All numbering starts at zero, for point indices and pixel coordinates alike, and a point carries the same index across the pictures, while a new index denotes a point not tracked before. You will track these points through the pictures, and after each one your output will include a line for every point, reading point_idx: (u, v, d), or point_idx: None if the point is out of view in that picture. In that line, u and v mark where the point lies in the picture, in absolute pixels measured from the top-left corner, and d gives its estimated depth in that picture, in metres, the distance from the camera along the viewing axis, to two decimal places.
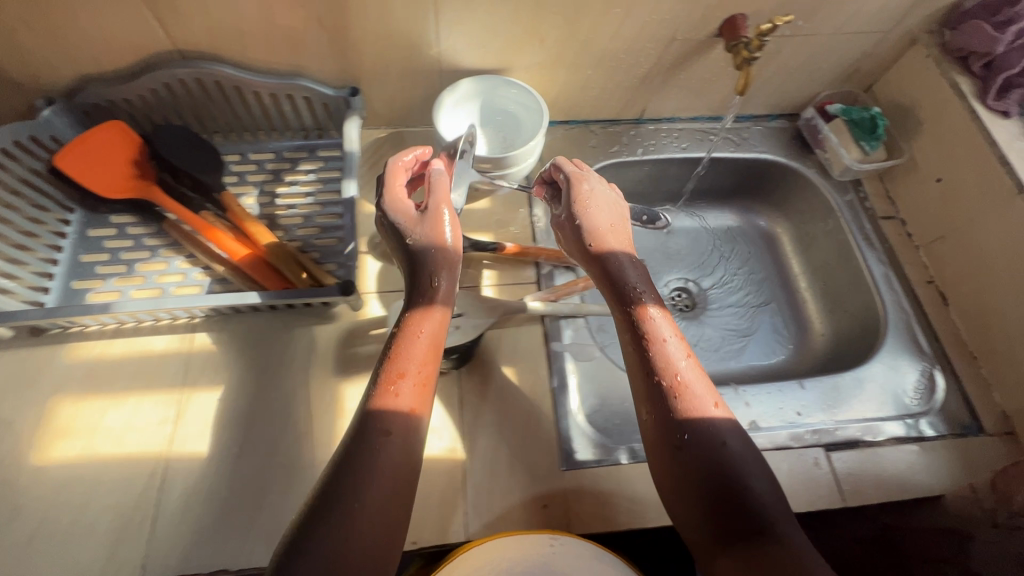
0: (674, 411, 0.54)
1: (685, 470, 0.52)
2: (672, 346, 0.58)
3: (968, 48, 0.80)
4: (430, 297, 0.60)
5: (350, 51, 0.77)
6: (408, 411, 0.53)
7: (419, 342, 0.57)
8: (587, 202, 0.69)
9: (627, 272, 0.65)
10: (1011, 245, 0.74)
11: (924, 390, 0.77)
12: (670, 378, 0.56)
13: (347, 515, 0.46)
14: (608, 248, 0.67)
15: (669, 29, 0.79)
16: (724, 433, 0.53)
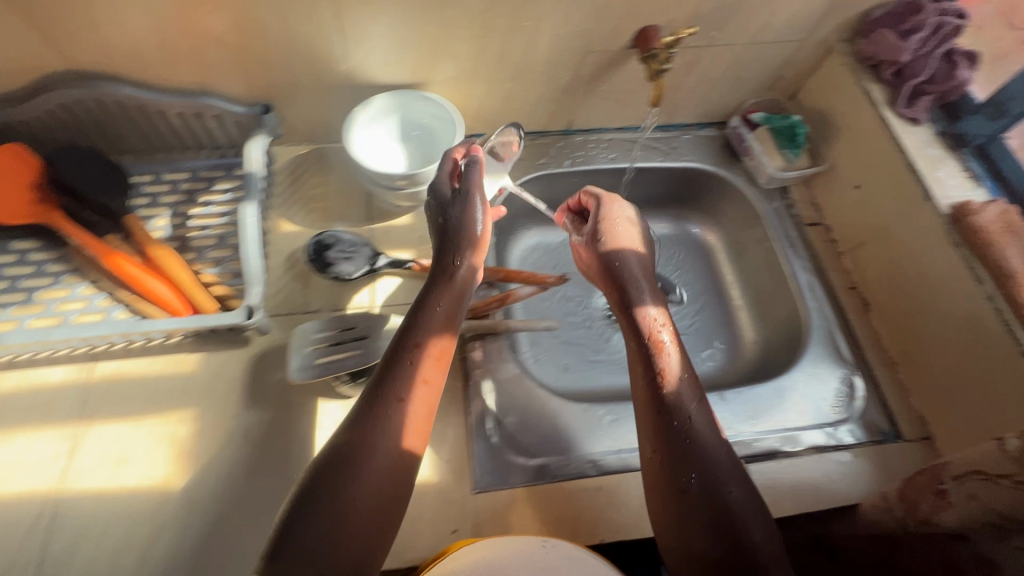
0: (680, 436, 0.60)
1: (680, 501, 0.58)
2: (683, 380, 0.63)
3: (878, 56, 0.81)
4: (453, 308, 0.63)
5: (256, 67, 0.75)
6: (413, 430, 0.56)
7: (430, 353, 0.60)
8: (619, 226, 0.77)
9: (644, 295, 0.72)
10: (921, 252, 0.75)
11: (844, 398, 0.78)
12: (682, 408, 0.61)
13: (344, 512, 0.50)
14: (630, 274, 0.73)
15: (583, 41, 0.79)
16: (723, 466, 0.59)
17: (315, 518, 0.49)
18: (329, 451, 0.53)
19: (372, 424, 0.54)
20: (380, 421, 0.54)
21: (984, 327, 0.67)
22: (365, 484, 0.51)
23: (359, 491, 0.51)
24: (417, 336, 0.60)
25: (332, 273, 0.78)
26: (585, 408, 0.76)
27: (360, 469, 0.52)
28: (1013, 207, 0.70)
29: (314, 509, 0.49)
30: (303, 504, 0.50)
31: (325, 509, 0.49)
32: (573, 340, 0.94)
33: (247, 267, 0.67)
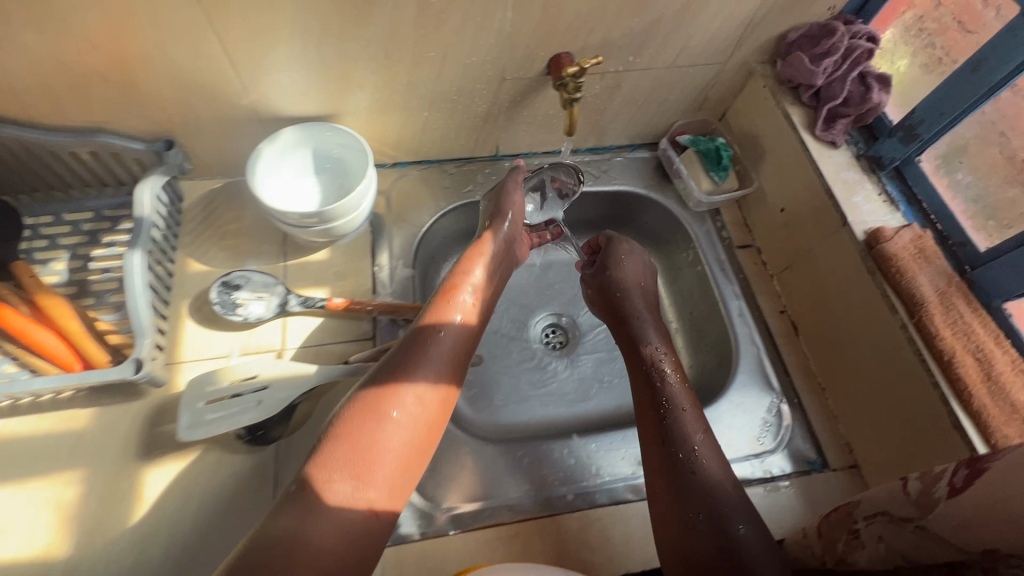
0: (684, 455, 0.62)
1: (684, 532, 0.58)
2: (682, 406, 0.67)
3: (795, 80, 0.80)
4: (471, 322, 0.65)
5: (150, 103, 0.71)
6: (427, 433, 0.56)
7: (449, 360, 0.61)
8: (621, 259, 0.83)
9: (647, 328, 0.77)
10: (841, 278, 0.74)
11: (771, 426, 0.76)
12: (682, 428, 0.64)
13: (352, 504, 0.50)
14: (636, 305, 0.80)
15: (496, 69, 0.76)
16: (726, 491, 0.59)
17: (322, 501, 0.49)
18: (338, 434, 0.53)
19: (384, 413, 0.54)
20: (392, 414, 0.54)
21: (900, 357, 0.66)
22: (374, 479, 0.51)
23: (368, 484, 0.51)
24: (439, 338, 0.61)
25: (241, 315, 0.75)
26: (504, 448, 0.73)
27: (370, 462, 0.52)
28: (926, 233, 0.69)
29: (322, 494, 0.49)
30: (310, 483, 0.50)
31: (334, 495, 0.49)
32: (507, 371, 0.92)
33: (133, 320, 0.63)
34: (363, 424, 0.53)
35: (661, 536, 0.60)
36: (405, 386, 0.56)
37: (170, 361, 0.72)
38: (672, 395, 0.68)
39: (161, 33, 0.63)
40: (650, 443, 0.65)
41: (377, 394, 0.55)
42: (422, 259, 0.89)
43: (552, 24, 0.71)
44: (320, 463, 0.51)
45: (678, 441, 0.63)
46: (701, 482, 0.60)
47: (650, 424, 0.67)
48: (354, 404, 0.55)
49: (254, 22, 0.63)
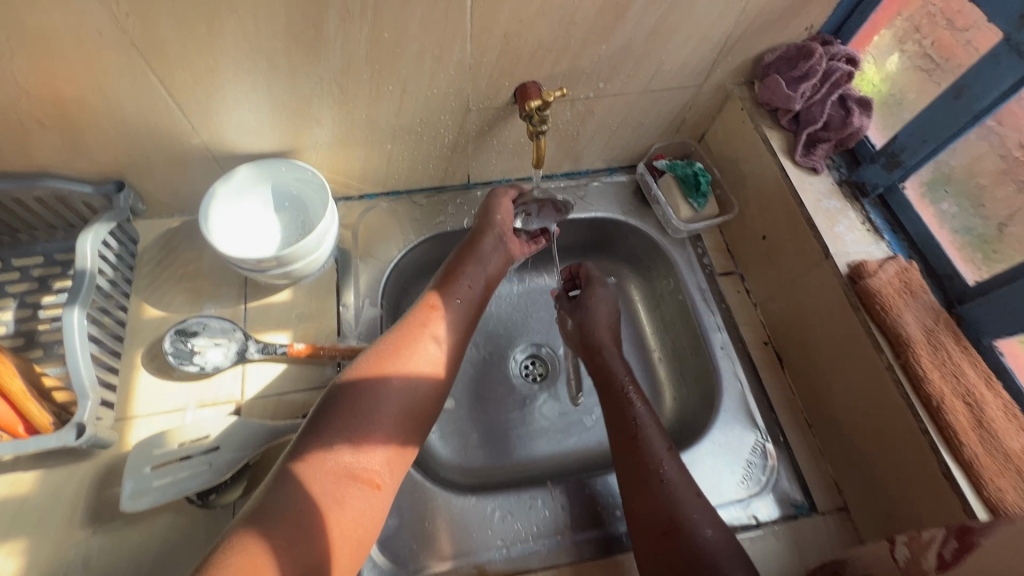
0: (652, 462, 0.65)
1: (658, 538, 0.60)
2: (649, 423, 0.69)
3: (773, 103, 0.77)
4: (469, 311, 0.67)
5: (94, 145, 0.68)
6: (422, 412, 0.58)
7: (446, 344, 0.62)
8: (593, 307, 0.82)
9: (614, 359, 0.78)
10: (825, 312, 0.71)
11: (757, 467, 0.72)
12: (646, 440, 0.67)
13: (350, 472, 0.51)
14: (603, 338, 0.79)
15: (459, 100, 0.73)
16: (689, 503, 0.61)
17: (321, 470, 0.50)
18: (338, 404, 0.54)
19: (383, 388, 0.55)
20: (389, 387, 0.56)
21: (877, 388, 0.64)
22: (372, 448, 0.53)
23: (366, 454, 0.52)
24: (437, 323, 0.63)
25: (196, 365, 0.71)
26: (473, 500, 0.69)
27: (367, 432, 0.53)
28: (912, 264, 0.66)
29: (322, 461, 0.50)
30: (310, 445, 0.51)
31: (333, 464, 0.50)
32: (483, 408, 0.88)
33: (74, 381, 0.59)
34: (362, 394, 0.54)
35: (635, 518, 0.62)
36: (405, 364, 0.58)
37: (120, 417, 0.68)
38: (638, 416, 0.70)
39: (96, 76, 0.59)
40: (622, 438, 0.69)
41: (378, 364, 0.57)
42: (390, 296, 0.85)
43: (515, 53, 0.68)
44: (320, 427, 0.52)
45: (646, 450, 0.66)
46: (671, 496, 0.62)
47: (622, 421, 0.70)
48: (353, 373, 0.56)
49: (195, 62, 0.60)
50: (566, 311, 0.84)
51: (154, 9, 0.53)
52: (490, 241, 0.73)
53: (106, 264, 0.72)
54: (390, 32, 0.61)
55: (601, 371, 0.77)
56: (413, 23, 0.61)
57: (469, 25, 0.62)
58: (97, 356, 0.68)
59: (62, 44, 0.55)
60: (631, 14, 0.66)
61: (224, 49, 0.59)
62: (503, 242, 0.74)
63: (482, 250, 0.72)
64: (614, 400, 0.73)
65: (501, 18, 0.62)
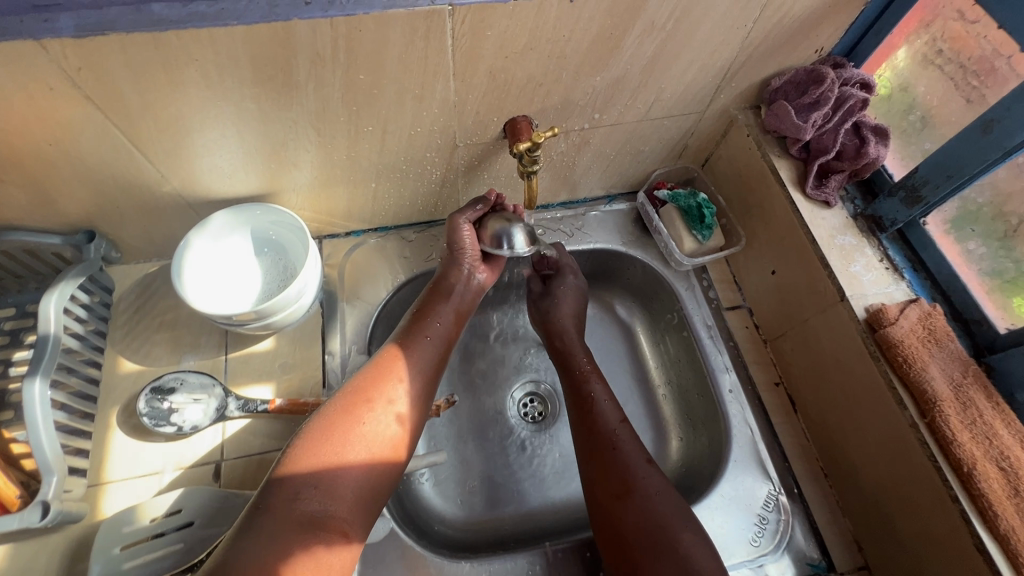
0: (606, 432, 0.66)
1: (610, 506, 0.61)
2: (603, 394, 0.71)
3: (781, 131, 0.72)
4: (440, 345, 0.66)
5: (57, 195, 0.63)
6: (392, 457, 0.56)
7: (414, 388, 0.60)
8: (557, 296, 0.82)
9: (574, 344, 0.79)
10: (842, 357, 0.65)
11: (771, 522, 0.67)
12: (598, 411, 0.69)
13: (315, 521, 0.49)
14: (569, 329, 0.80)
15: (445, 137, 0.68)
16: (638, 465, 0.63)
17: (285, 518, 0.48)
18: (304, 452, 0.52)
19: (351, 435, 0.54)
20: (358, 436, 0.54)
21: (881, 415, 0.61)
22: (339, 497, 0.51)
23: (333, 504, 0.51)
24: (407, 361, 0.62)
25: (174, 425, 0.68)
26: (466, 566, 0.65)
27: (334, 483, 0.52)
28: (936, 307, 0.61)
29: (287, 512, 0.49)
30: (274, 496, 0.50)
31: (298, 513, 0.49)
32: (478, 452, 0.83)
33: (36, 457, 0.57)
34: (329, 442, 0.53)
35: (591, 482, 0.64)
36: (371, 414, 0.56)
37: (92, 484, 0.65)
38: (592, 391, 0.72)
39: (52, 131, 0.55)
40: (581, 417, 0.69)
41: (346, 410, 0.56)
42: (380, 339, 0.81)
43: (502, 88, 0.63)
44: (286, 476, 0.51)
45: (601, 422, 0.68)
46: (623, 462, 0.63)
47: (578, 396, 0.72)
48: (321, 418, 0.55)
49: (157, 112, 0.56)
50: (534, 297, 0.84)
51: (105, 61, 0.49)
52: (462, 265, 0.71)
53: (74, 321, 0.68)
54: (366, 74, 0.57)
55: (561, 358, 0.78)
56: (390, 64, 0.56)
57: (451, 63, 0.58)
58: (62, 423, 0.64)
59: (9, 100, 0.50)
60: (626, 44, 0.61)
61: (186, 98, 0.55)
62: (473, 278, 0.72)
63: (452, 278, 0.70)
64: (574, 379, 0.74)
65: (486, 55, 0.58)
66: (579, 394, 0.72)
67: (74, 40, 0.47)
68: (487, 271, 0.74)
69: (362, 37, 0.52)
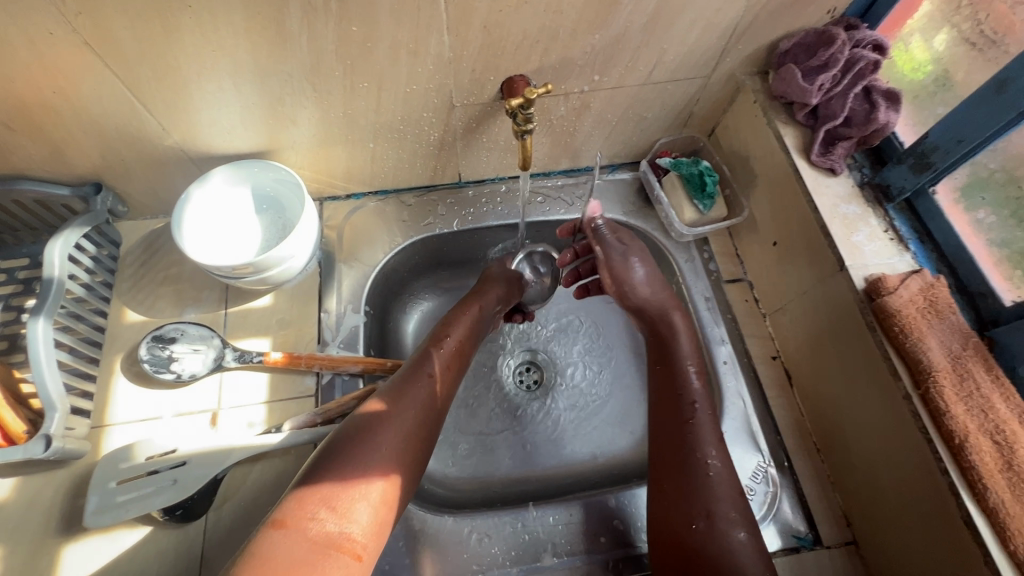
0: (693, 453, 0.60)
1: (686, 537, 0.55)
2: (704, 409, 0.63)
3: (788, 96, 0.69)
4: (451, 366, 0.66)
5: (63, 146, 0.65)
6: (405, 477, 0.56)
7: (424, 402, 0.60)
8: (634, 259, 0.75)
9: (681, 335, 0.70)
10: (839, 331, 0.64)
11: (759, 493, 0.66)
12: (696, 431, 0.61)
13: (331, 541, 0.48)
14: (667, 315, 0.72)
15: (441, 96, 0.68)
16: (724, 501, 0.56)
17: (297, 538, 0.47)
18: (320, 470, 0.51)
19: (366, 453, 0.53)
20: (372, 454, 0.54)
21: (878, 385, 0.59)
22: (355, 516, 0.50)
23: (349, 522, 0.49)
24: (418, 375, 0.62)
25: (173, 373, 0.70)
26: (449, 520, 0.66)
27: (352, 502, 0.50)
28: (940, 279, 0.59)
29: (301, 530, 0.47)
30: (290, 514, 0.48)
31: (313, 533, 0.47)
32: (471, 416, 0.84)
33: (40, 394, 0.60)
34: (343, 460, 0.52)
35: (660, 504, 0.58)
36: (384, 429, 0.56)
37: (95, 425, 0.67)
38: (695, 398, 0.64)
39: (57, 80, 0.57)
40: (670, 432, 0.62)
41: (361, 425, 0.55)
42: (377, 301, 0.82)
43: (497, 45, 0.62)
44: (303, 494, 0.50)
45: (699, 441, 0.60)
46: (710, 491, 0.57)
47: (671, 406, 0.64)
48: (338, 436, 0.55)
49: (156, 62, 0.57)
50: (614, 259, 0.75)
51: (102, 6, 0.50)
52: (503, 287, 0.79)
53: (81, 270, 0.70)
54: (359, 26, 0.57)
55: (660, 350, 0.70)
56: (383, 15, 0.56)
57: (444, 16, 0.57)
58: (66, 364, 0.66)
59: (13, 46, 0.52)
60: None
61: (183, 47, 0.56)
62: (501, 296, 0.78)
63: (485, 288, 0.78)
64: (671, 377, 0.67)
65: (480, 8, 0.57)
66: (680, 401, 0.64)
67: None
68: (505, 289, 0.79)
69: None
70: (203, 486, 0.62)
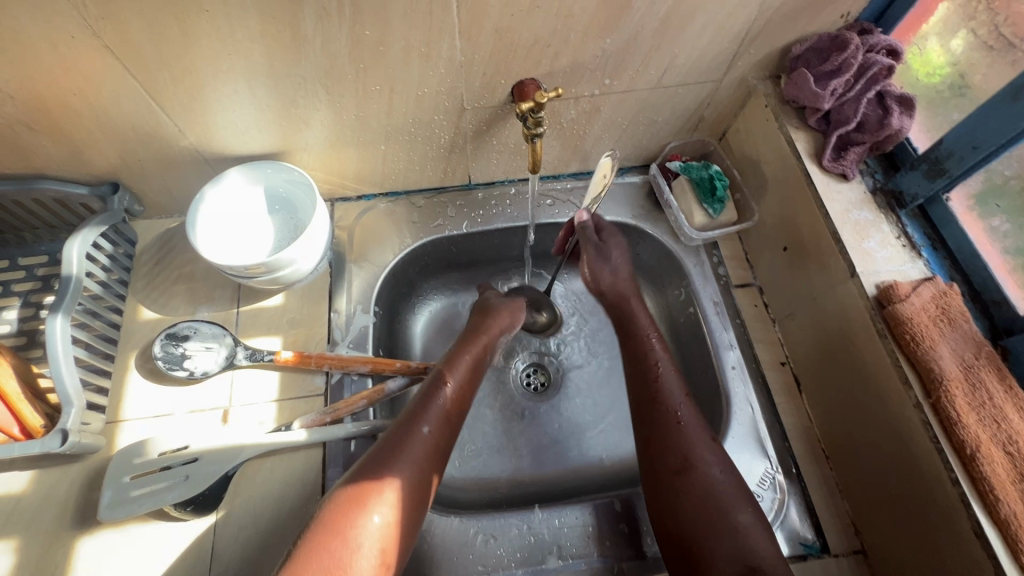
0: (667, 408, 0.64)
1: (676, 485, 0.58)
2: (666, 367, 0.69)
3: (800, 101, 0.69)
4: (450, 416, 0.63)
5: (82, 147, 0.67)
6: (402, 544, 0.53)
7: (420, 462, 0.57)
8: (611, 250, 0.79)
9: (637, 310, 0.76)
10: (849, 337, 0.63)
11: (765, 499, 0.66)
12: (662, 388, 0.66)
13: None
14: (631, 299, 0.77)
15: (452, 99, 0.69)
16: (700, 445, 0.61)
17: None
18: (314, 544, 0.49)
19: (361, 525, 0.51)
20: (366, 525, 0.51)
21: (888, 393, 0.58)
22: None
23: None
24: (416, 432, 0.59)
25: (186, 370, 0.71)
26: (455, 521, 0.66)
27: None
28: (952, 287, 0.59)
29: None
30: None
31: None
32: (477, 418, 0.84)
33: (57, 388, 0.61)
34: (333, 539, 0.49)
35: (648, 458, 0.62)
36: (378, 497, 0.53)
37: (110, 421, 0.68)
38: (656, 358, 0.70)
39: (78, 83, 0.58)
40: (640, 393, 0.67)
41: (353, 496, 0.52)
42: (386, 301, 0.83)
43: (508, 49, 0.63)
44: (294, 575, 0.47)
45: (667, 396, 0.65)
46: (685, 437, 0.61)
47: (639, 368, 0.69)
48: (331, 506, 0.52)
49: (174, 65, 0.58)
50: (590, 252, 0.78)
51: (122, 10, 0.51)
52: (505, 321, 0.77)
53: (98, 269, 0.72)
54: (371, 30, 0.57)
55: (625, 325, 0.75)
56: (395, 19, 0.56)
57: (456, 20, 0.58)
58: (83, 360, 0.67)
59: (37, 49, 0.53)
60: (636, 4, 0.59)
61: (200, 50, 0.57)
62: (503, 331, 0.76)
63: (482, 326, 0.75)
64: (635, 345, 0.72)
65: (491, 12, 0.58)
66: (641, 361, 0.70)
67: None
68: (510, 315, 0.78)
69: None
70: (215, 481, 0.63)
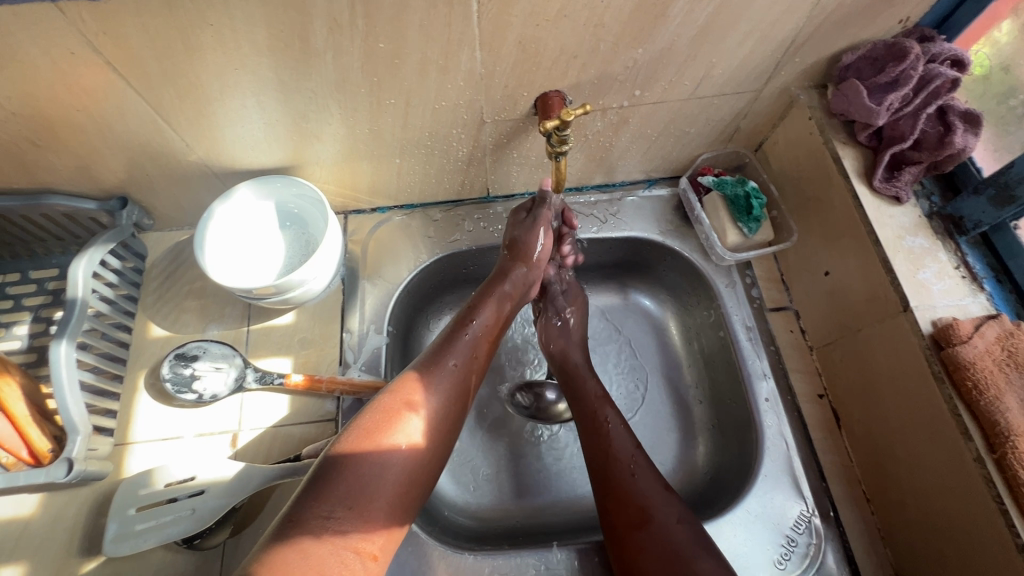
0: (621, 458, 0.62)
1: (641, 539, 0.55)
2: (615, 418, 0.66)
3: (849, 115, 0.64)
4: (477, 356, 0.62)
5: (89, 162, 0.64)
6: (425, 471, 0.53)
7: (445, 397, 0.57)
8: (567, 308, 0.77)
9: (586, 375, 0.72)
10: (900, 378, 0.58)
11: (799, 546, 0.61)
12: (611, 437, 0.64)
13: (345, 544, 0.45)
14: (582, 362, 0.73)
15: (472, 112, 0.64)
16: (657, 497, 0.58)
17: (317, 539, 0.44)
18: (341, 460, 0.49)
19: (388, 448, 0.50)
20: (390, 445, 0.51)
21: (941, 440, 0.54)
22: (372, 519, 0.47)
23: (366, 523, 0.47)
24: (446, 365, 0.59)
25: (195, 392, 0.69)
26: (469, 558, 0.63)
27: (367, 500, 0.48)
28: (1019, 325, 0.54)
29: (318, 533, 0.44)
30: (306, 511, 0.45)
31: (331, 532, 0.45)
32: (492, 442, 0.80)
33: (63, 416, 0.59)
34: (360, 458, 0.49)
35: (606, 509, 0.59)
36: (399, 425, 0.52)
37: (118, 443, 0.67)
38: (596, 408, 0.67)
39: (81, 99, 0.55)
40: (591, 444, 0.64)
41: (382, 419, 0.52)
42: (400, 320, 0.79)
43: (533, 60, 0.58)
44: (320, 489, 0.47)
45: (616, 448, 0.63)
46: (640, 487, 0.59)
47: (590, 420, 0.66)
48: (356, 426, 0.52)
49: (178, 80, 0.55)
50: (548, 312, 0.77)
51: (121, 25, 0.48)
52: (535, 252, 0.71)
53: (104, 286, 0.70)
54: (386, 42, 0.53)
55: (573, 390, 0.71)
56: (412, 32, 0.52)
57: (477, 31, 0.54)
58: (89, 382, 0.66)
59: (35, 66, 0.50)
60: (674, 12, 0.54)
61: (205, 64, 0.53)
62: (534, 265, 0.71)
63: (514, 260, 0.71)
64: (583, 404, 0.68)
65: (515, 22, 0.53)
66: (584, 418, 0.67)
67: (89, 4, 0.45)
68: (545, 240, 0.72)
69: (380, 3, 0.49)
70: (220, 515, 0.60)
